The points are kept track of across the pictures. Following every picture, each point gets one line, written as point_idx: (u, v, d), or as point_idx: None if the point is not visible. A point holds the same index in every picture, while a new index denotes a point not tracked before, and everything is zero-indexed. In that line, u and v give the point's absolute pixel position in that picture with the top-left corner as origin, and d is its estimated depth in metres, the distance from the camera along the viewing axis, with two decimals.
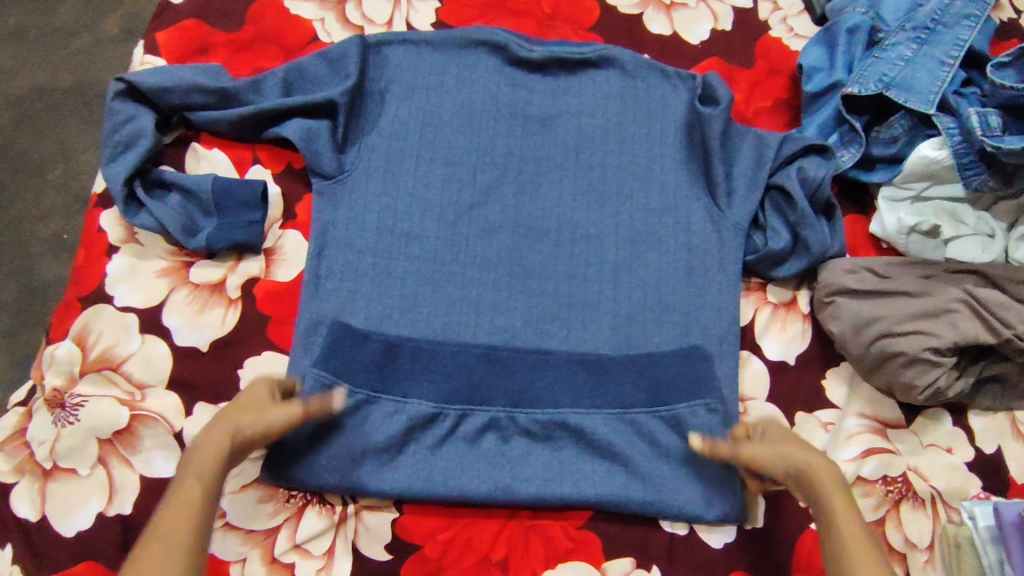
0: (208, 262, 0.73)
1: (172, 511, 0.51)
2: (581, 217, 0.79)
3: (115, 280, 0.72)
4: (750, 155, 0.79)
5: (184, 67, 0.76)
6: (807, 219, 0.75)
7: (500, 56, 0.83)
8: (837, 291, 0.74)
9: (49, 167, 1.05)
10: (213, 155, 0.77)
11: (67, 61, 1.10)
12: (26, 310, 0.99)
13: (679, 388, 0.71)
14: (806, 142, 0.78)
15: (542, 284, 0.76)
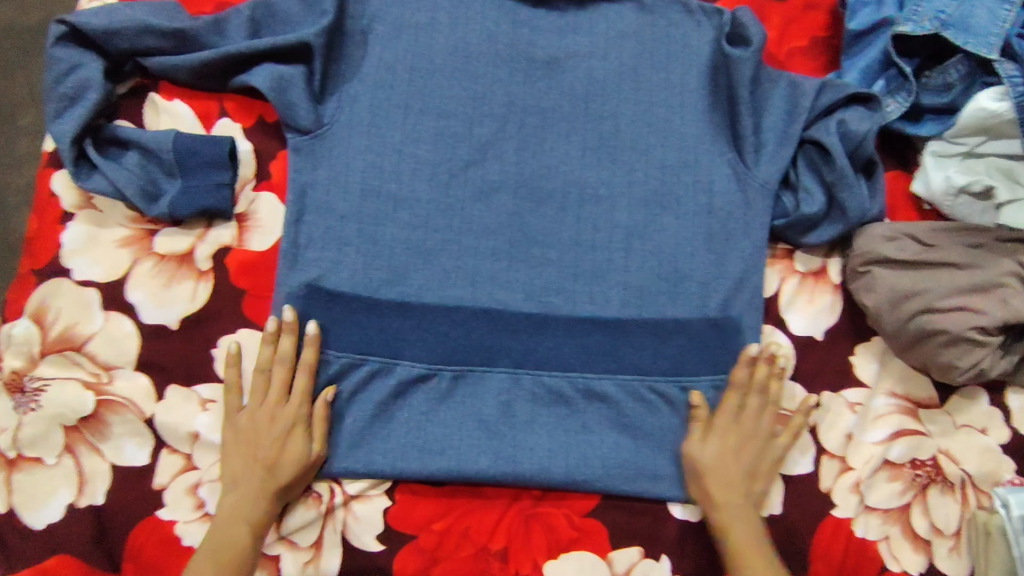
0: (175, 230, 0.66)
1: (220, 546, 0.58)
2: (590, 176, 0.70)
3: (71, 250, 0.65)
4: (783, 105, 0.70)
5: (136, 7, 0.66)
6: (846, 178, 0.66)
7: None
8: (873, 260, 0.67)
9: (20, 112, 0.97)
10: (176, 108, 0.68)
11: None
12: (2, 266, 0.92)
13: (697, 357, 0.67)
14: (849, 91, 0.68)
15: (546, 252, 0.68)
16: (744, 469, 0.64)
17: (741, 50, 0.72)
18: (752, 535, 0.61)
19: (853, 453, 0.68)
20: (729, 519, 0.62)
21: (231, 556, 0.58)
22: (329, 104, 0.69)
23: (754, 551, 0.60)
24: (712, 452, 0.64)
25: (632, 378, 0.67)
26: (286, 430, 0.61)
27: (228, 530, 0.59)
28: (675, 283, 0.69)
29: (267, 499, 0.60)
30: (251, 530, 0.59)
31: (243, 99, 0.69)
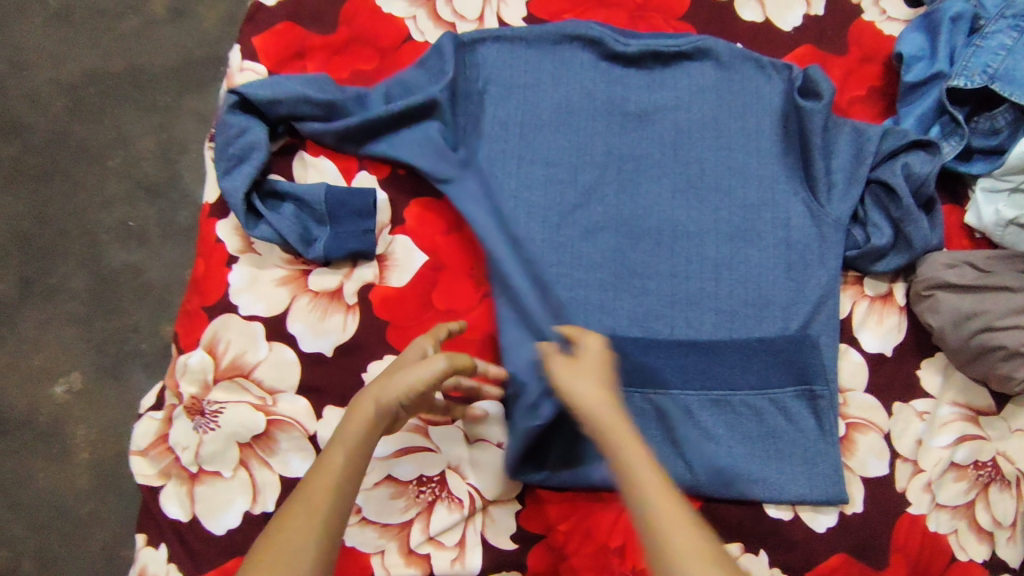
0: (326, 270, 0.75)
1: (315, 482, 0.53)
2: (682, 215, 0.80)
3: (237, 289, 0.74)
4: (849, 149, 0.80)
5: (293, 79, 0.76)
6: (912, 215, 0.75)
7: (595, 50, 0.82)
8: (936, 285, 0.76)
9: (109, 154, 1.13)
10: (323, 165, 0.78)
11: (124, 46, 1.18)
12: (99, 298, 1.07)
13: (785, 369, 0.76)
14: (912, 138, 0.77)
15: (646, 283, 0.78)
16: (599, 385, 0.62)
17: (812, 102, 0.80)
18: (698, 541, 0.53)
19: (924, 456, 0.76)
20: (613, 442, 0.58)
21: (329, 492, 0.52)
22: (454, 153, 0.78)
23: (651, 478, 0.56)
24: (583, 377, 0.62)
25: (723, 393, 0.75)
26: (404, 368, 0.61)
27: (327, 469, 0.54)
28: (761, 309, 0.78)
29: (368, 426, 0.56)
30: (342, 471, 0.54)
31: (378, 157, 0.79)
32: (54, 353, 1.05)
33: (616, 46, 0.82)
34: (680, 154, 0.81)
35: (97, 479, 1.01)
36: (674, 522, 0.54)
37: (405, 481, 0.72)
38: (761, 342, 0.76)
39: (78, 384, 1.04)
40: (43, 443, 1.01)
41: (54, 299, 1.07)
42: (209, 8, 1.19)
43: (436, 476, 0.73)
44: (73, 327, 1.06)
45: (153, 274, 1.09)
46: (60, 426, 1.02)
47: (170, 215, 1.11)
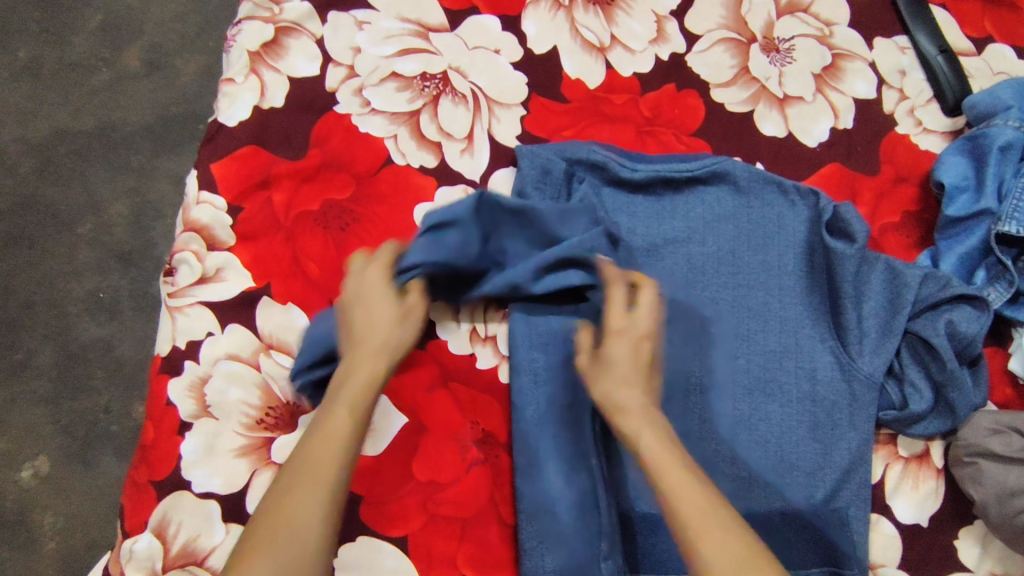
0: (290, 438, 0.66)
1: (318, 446, 0.51)
2: (694, 365, 0.70)
3: (191, 462, 0.65)
4: (884, 296, 0.70)
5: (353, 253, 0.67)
6: (955, 379, 0.66)
7: (597, 174, 0.73)
8: (980, 453, 0.68)
9: (78, 221, 1.03)
10: None
11: (91, 103, 1.07)
12: (67, 375, 0.98)
13: (807, 544, 0.68)
14: (957, 290, 0.67)
15: None
16: (619, 380, 0.58)
17: (845, 244, 0.71)
18: (727, 540, 0.48)
19: None
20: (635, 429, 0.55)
21: (335, 451, 0.51)
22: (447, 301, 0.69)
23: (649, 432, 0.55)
24: (607, 381, 0.59)
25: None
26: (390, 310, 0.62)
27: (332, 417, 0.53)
28: (783, 473, 0.69)
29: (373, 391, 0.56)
30: (352, 423, 0.53)
31: None
32: (18, 435, 0.96)
33: (620, 170, 0.73)
34: (693, 291, 0.72)
35: (65, 574, 0.92)
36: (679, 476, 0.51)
37: None
38: (784, 511, 0.68)
39: (45, 468, 0.95)
40: (8, 532, 0.92)
41: (17, 377, 0.97)
42: (187, 62, 1.09)
43: None
44: (41, 408, 0.97)
45: (126, 348, 1.00)
46: (26, 514, 0.93)
47: (143, 286, 1.02)
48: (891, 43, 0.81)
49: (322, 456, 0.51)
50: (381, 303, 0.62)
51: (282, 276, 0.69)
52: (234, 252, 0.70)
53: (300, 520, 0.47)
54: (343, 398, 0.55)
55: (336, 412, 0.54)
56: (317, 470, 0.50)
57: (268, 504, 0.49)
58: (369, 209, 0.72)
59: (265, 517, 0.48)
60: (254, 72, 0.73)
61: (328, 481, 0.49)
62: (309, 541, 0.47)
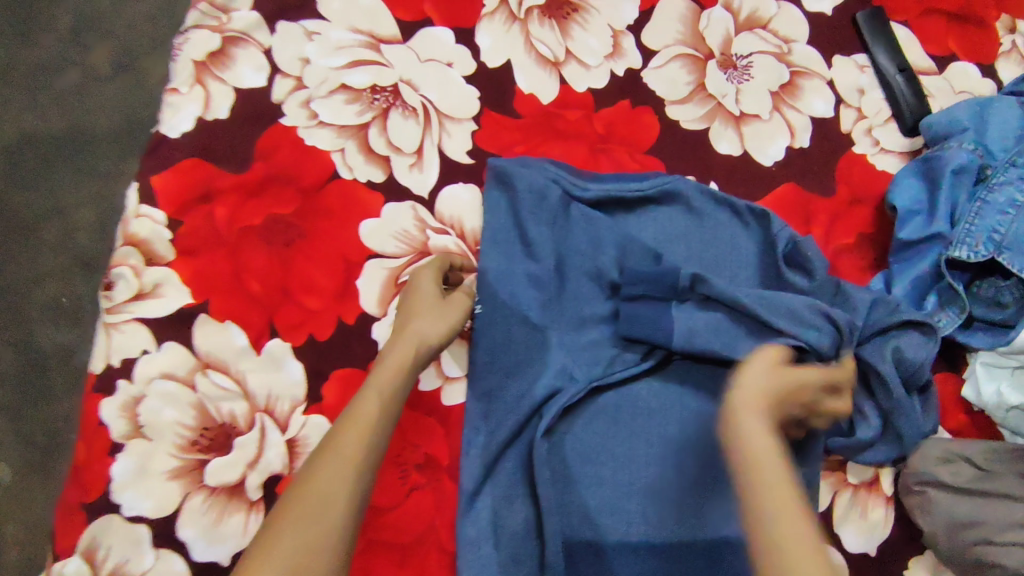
0: (225, 460, 0.65)
1: (352, 423, 0.54)
2: (642, 389, 0.70)
3: (122, 484, 0.64)
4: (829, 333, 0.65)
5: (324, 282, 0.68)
6: (901, 407, 0.65)
7: (542, 189, 0.71)
8: (929, 482, 0.67)
9: (43, 226, 0.94)
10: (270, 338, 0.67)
11: (57, 101, 0.99)
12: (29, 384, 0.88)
13: None
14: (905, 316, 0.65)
15: (599, 470, 0.67)
16: (761, 431, 0.57)
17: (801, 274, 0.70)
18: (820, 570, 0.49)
19: None
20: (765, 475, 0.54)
21: (371, 422, 0.54)
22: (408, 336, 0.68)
23: (767, 460, 0.55)
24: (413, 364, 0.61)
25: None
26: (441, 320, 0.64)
27: (366, 406, 0.55)
28: None
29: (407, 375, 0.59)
30: (380, 409, 0.55)
31: (308, 330, 0.68)
32: None
33: (575, 189, 0.71)
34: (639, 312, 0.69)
35: None
36: (784, 497, 0.52)
37: None
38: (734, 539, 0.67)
39: None
40: None
41: None
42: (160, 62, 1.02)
43: None
44: None
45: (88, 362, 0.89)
46: None
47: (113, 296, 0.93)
48: (851, 61, 0.80)
49: (352, 434, 0.53)
50: (428, 306, 0.64)
51: (222, 292, 0.68)
52: (173, 268, 0.68)
53: (333, 484, 0.50)
54: (373, 386, 0.57)
55: (369, 395, 0.56)
56: (347, 455, 0.52)
57: (290, 496, 0.50)
58: (313, 224, 0.70)
59: (282, 511, 0.49)
60: (199, 82, 0.72)
61: (355, 464, 0.52)
62: (333, 513, 0.49)
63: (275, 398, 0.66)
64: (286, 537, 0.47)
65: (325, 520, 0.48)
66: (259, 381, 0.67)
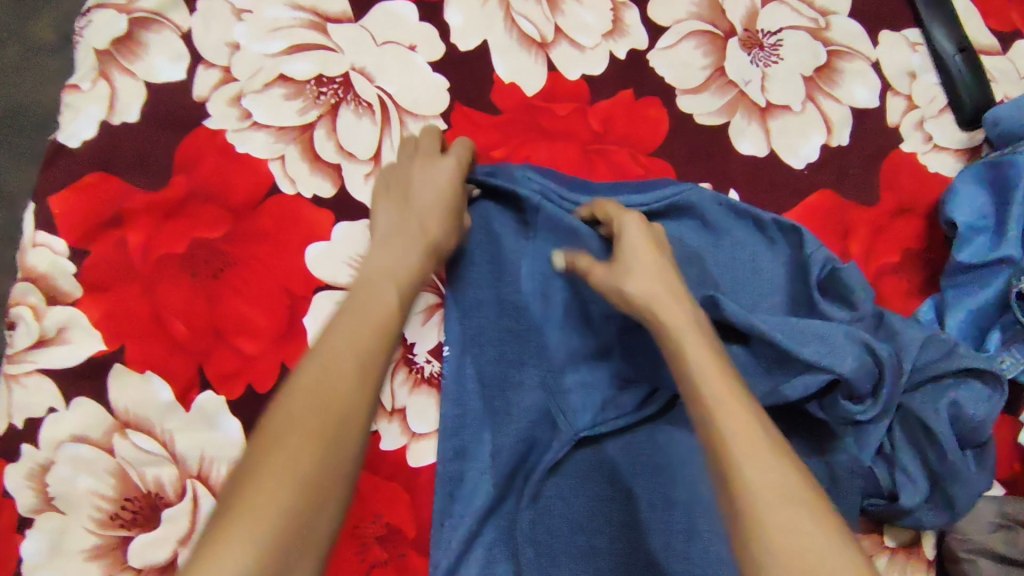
0: (152, 536, 0.55)
1: (366, 310, 0.47)
2: (645, 447, 0.58)
3: (31, 567, 0.54)
4: (868, 383, 0.54)
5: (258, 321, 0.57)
6: (956, 471, 0.54)
7: (520, 215, 0.60)
8: (981, 551, 0.57)
9: None
10: (201, 390, 0.56)
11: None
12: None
13: None
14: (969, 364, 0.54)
15: (594, 540, 0.56)
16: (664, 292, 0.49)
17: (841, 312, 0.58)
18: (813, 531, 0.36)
19: None
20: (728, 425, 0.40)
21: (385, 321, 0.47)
22: None
23: (734, 402, 0.42)
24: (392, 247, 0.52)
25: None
26: (442, 197, 0.54)
27: (375, 291, 0.48)
28: None
29: (422, 251, 0.52)
30: (398, 295, 0.49)
31: (245, 380, 0.57)
32: None
33: (547, 210, 0.58)
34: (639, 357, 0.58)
35: None
36: (750, 432, 0.40)
37: None
38: None
39: None
40: None
41: None
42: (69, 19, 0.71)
43: None
44: None
45: None
46: None
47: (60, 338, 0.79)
48: (900, 38, 0.66)
49: (361, 328, 0.46)
50: (423, 174, 0.56)
51: (141, 336, 0.56)
52: (81, 307, 0.56)
53: (344, 385, 0.43)
54: (381, 273, 0.50)
55: (377, 286, 0.49)
56: (351, 348, 0.45)
57: (295, 390, 0.42)
58: (249, 251, 0.58)
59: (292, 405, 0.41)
60: (103, 76, 0.59)
61: (371, 361, 0.45)
62: (354, 428, 0.42)
63: (209, 462, 0.56)
64: (277, 463, 0.39)
65: (344, 426, 0.42)
66: (189, 441, 0.56)
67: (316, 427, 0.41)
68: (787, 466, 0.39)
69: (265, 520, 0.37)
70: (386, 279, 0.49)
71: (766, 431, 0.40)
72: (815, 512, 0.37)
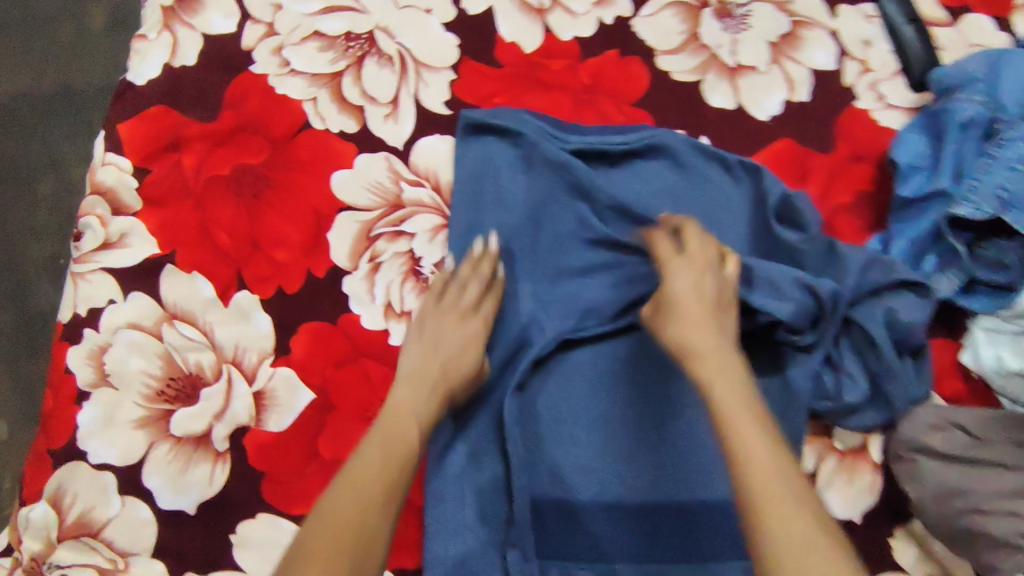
0: (191, 410, 0.64)
1: (399, 417, 0.56)
2: (622, 352, 0.68)
3: (87, 432, 0.63)
4: (806, 319, 0.63)
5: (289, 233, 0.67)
6: (891, 371, 0.63)
7: (517, 146, 0.69)
8: (919, 449, 0.64)
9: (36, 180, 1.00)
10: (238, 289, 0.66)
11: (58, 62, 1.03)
12: (24, 338, 0.95)
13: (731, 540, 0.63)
14: (900, 277, 0.64)
15: (573, 430, 0.66)
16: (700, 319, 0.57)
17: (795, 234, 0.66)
18: (807, 531, 0.44)
19: None
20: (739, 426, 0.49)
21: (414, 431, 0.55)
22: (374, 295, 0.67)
23: (751, 427, 0.49)
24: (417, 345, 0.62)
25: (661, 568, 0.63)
26: (466, 338, 0.62)
27: (408, 392, 0.58)
28: (712, 464, 0.65)
29: (439, 399, 0.59)
30: (419, 432, 0.56)
31: (276, 282, 0.66)
32: None
33: (540, 144, 0.67)
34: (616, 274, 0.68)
35: None
36: (764, 455, 0.47)
37: None
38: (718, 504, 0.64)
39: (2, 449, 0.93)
40: None
41: None
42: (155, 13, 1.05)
43: None
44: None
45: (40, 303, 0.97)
46: None
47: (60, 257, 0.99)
48: (857, 12, 0.76)
49: (394, 436, 0.54)
50: (451, 313, 0.63)
51: (190, 242, 0.66)
52: (140, 217, 0.66)
53: (382, 453, 0.52)
54: (410, 375, 0.60)
55: (422, 386, 0.59)
56: (374, 472, 0.51)
57: (338, 484, 0.50)
58: (283, 175, 0.68)
59: (342, 479, 0.51)
60: (167, 28, 0.70)
61: (398, 452, 0.53)
62: (397, 497, 0.51)
63: (242, 350, 0.65)
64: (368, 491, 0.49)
65: (370, 521, 0.48)
66: (226, 332, 0.66)
67: (366, 484, 0.50)
68: (803, 509, 0.45)
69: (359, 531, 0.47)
70: (446, 381, 0.60)
71: (775, 447, 0.48)
72: (813, 523, 0.44)
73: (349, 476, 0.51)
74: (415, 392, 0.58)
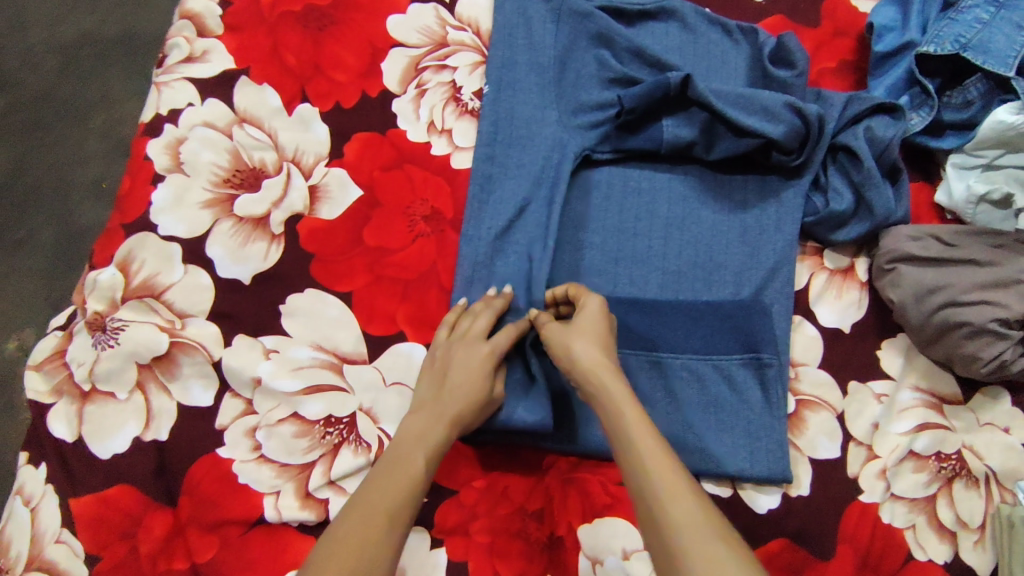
0: (253, 196, 0.72)
1: (399, 466, 0.53)
2: (636, 174, 0.76)
3: (159, 209, 0.71)
4: (796, 140, 0.72)
5: (348, 60, 0.77)
6: (872, 180, 0.72)
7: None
8: (899, 258, 0.72)
9: (92, 114, 1.09)
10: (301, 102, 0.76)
11: (120, 11, 1.14)
12: (69, 247, 1.03)
13: (731, 336, 0.70)
14: (875, 101, 0.74)
15: (590, 236, 0.74)
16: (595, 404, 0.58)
17: (786, 72, 0.77)
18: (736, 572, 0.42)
19: (881, 441, 0.71)
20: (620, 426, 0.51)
21: (415, 474, 0.52)
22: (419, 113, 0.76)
23: (663, 463, 0.48)
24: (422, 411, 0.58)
25: (665, 354, 0.70)
26: (482, 360, 0.62)
27: (406, 450, 0.54)
28: (711, 273, 0.74)
29: (446, 425, 0.58)
30: (426, 460, 0.54)
31: (334, 99, 0.76)
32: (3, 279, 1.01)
33: None
34: None
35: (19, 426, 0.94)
36: (678, 486, 0.47)
37: (312, 420, 0.66)
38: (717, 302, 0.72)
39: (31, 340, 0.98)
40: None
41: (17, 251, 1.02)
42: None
43: (345, 417, 0.67)
44: (36, 281, 1.01)
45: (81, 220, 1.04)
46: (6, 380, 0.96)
47: (106, 176, 1.07)
48: None
49: (393, 478, 0.52)
50: (465, 344, 0.63)
51: (263, 61, 0.76)
52: (221, 40, 0.77)
53: (379, 501, 0.49)
54: (410, 439, 0.56)
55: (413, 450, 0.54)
56: (375, 502, 0.49)
57: (341, 518, 0.48)
58: (345, 15, 0.79)
59: (328, 540, 0.47)
60: None
61: (399, 491, 0.51)
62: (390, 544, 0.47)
63: (301, 152, 0.74)
64: (376, 513, 0.48)
65: (370, 550, 0.46)
66: (288, 136, 0.75)
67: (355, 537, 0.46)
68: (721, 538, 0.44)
69: (366, 558, 0.46)
70: (455, 405, 0.59)
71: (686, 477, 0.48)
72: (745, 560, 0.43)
73: (348, 513, 0.49)
74: (426, 420, 0.57)
